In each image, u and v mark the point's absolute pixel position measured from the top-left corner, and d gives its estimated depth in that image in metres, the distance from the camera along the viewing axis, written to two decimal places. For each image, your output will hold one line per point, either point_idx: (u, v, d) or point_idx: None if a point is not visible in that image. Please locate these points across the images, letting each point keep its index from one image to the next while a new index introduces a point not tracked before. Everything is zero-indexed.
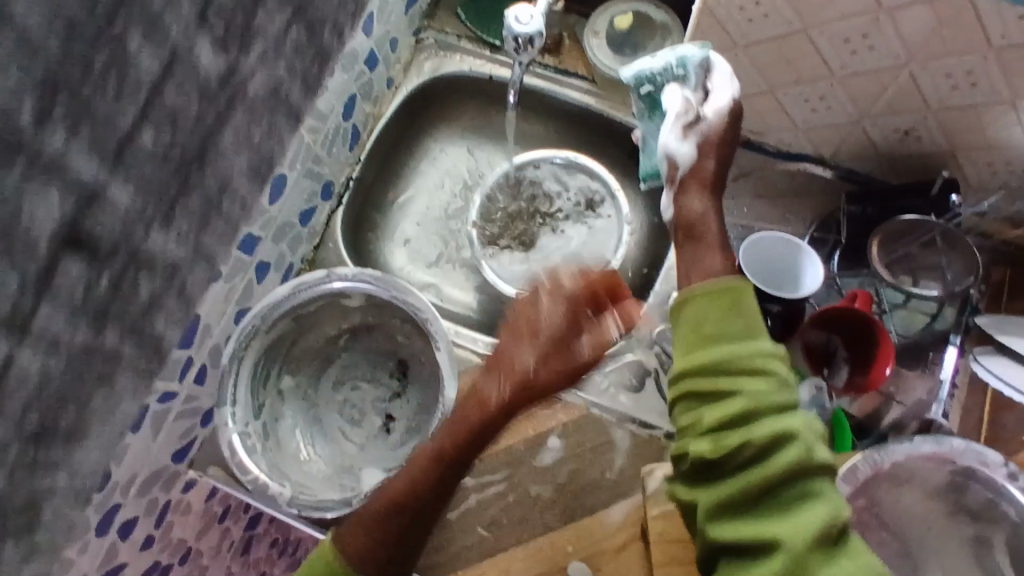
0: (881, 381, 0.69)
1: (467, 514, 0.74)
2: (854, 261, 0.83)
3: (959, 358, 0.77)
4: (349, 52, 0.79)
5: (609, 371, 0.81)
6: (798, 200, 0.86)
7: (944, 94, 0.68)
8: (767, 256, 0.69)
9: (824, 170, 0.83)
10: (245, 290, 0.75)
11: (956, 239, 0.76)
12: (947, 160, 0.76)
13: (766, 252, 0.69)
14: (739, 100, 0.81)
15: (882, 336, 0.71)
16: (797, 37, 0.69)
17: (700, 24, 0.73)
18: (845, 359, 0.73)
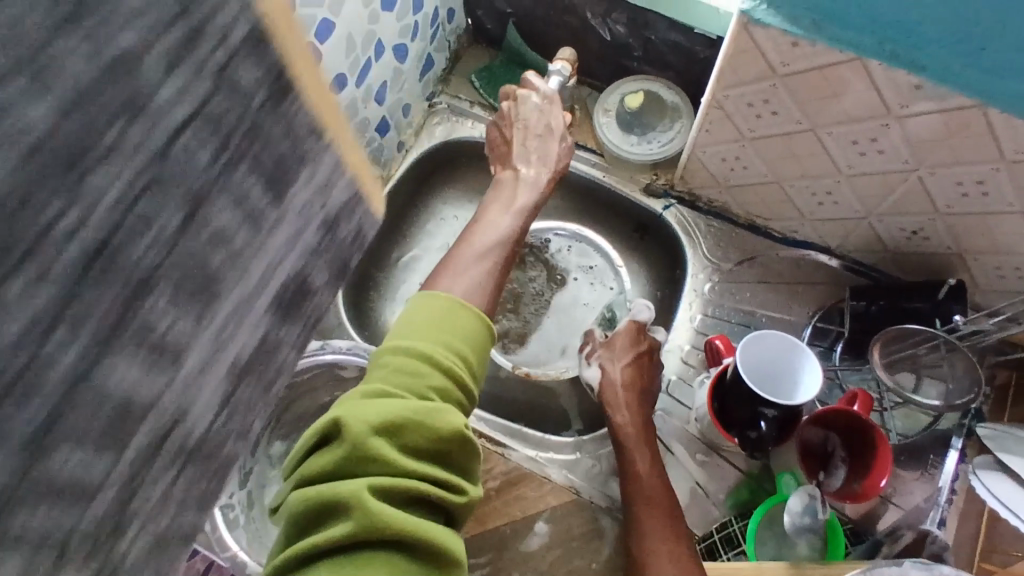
0: (875, 492, 0.67)
1: None
2: (857, 357, 0.79)
3: (959, 464, 0.75)
4: (360, 119, 0.79)
5: (600, 456, 0.80)
6: (802, 287, 0.85)
7: (952, 200, 0.67)
8: (754, 359, 0.68)
9: (831, 259, 0.83)
10: None
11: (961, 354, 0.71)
12: (954, 262, 0.74)
13: (757, 352, 0.68)
14: (746, 188, 0.80)
15: (880, 443, 0.69)
16: (805, 135, 0.69)
17: (708, 116, 0.73)
18: (843, 464, 0.71)
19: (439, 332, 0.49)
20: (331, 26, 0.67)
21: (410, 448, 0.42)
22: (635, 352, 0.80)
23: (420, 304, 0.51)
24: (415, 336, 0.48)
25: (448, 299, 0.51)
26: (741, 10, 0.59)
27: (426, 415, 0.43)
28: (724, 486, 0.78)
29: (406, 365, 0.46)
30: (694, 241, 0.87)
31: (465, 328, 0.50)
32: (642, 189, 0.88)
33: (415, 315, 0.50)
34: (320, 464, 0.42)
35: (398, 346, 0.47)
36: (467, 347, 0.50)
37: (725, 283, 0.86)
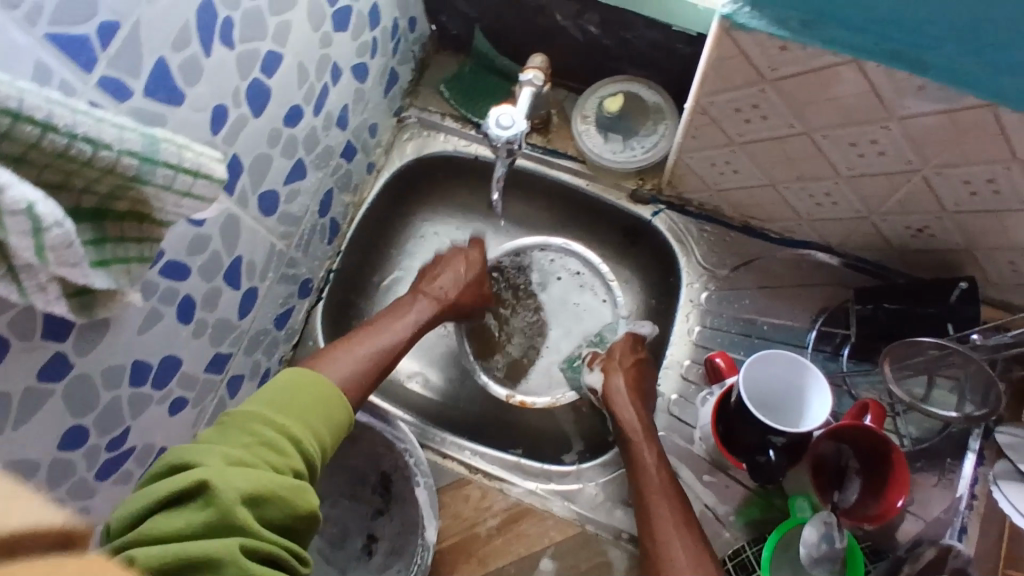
0: (893, 514, 0.64)
1: None
2: (865, 360, 0.76)
3: (977, 467, 0.72)
4: (322, 149, 0.74)
5: (603, 483, 0.76)
6: (803, 289, 0.80)
7: (960, 199, 0.63)
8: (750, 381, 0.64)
9: (831, 258, 0.79)
10: (217, 409, 0.72)
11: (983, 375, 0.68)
12: (964, 258, 0.70)
13: (760, 371, 0.64)
14: (738, 191, 0.76)
15: (897, 459, 0.65)
16: (798, 139, 0.64)
17: (694, 121, 0.68)
18: (856, 478, 0.68)
19: (309, 409, 0.56)
20: (279, 58, 0.62)
21: (263, 520, 0.46)
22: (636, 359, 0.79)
23: (298, 378, 0.58)
24: (289, 412, 0.55)
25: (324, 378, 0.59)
26: (722, 15, 0.54)
27: (285, 489, 0.48)
28: (733, 507, 0.74)
29: (270, 440, 0.51)
30: (686, 248, 0.82)
31: (337, 403, 0.58)
32: (628, 196, 0.84)
33: (285, 386, 0.57)
34: (166, 526, 0.43)
35: (269, 418, 0.53)
36: (341, 418, 0.58)
37: (722, 290, 0.81)
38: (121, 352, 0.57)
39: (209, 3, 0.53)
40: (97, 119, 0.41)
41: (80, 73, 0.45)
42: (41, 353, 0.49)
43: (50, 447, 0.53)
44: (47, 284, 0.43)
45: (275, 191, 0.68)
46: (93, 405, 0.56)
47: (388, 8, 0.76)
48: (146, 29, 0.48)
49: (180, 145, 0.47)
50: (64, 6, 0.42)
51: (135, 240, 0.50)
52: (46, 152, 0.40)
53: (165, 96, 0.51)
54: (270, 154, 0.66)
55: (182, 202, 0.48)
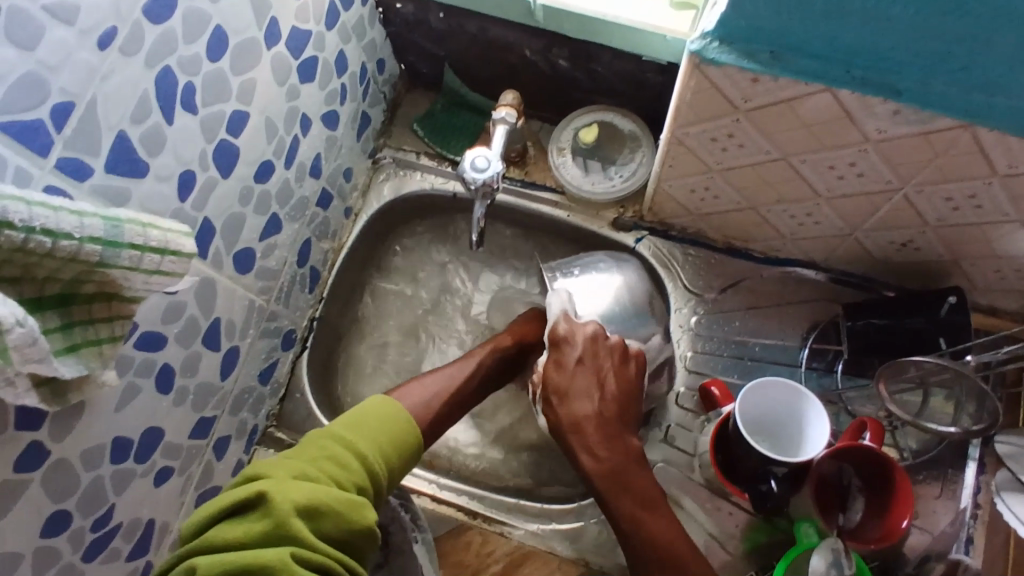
0: (899, 535, 0.64)
1: None
2: (858, 375, 0.76)
3: (979, 476, 0.73)
4: (297, 200, 0.73)
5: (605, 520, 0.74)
6: (791, 307, 0.80)
7: (943, 214, 0.62)
8: (767, 394, 0.64)
9: (817, 274, 0.79)
10: (205, 472, 0.70)
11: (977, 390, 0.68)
12: (950, 269, 0.70)
13: (792, 396, 0.63)
14: (719, 215, 0.75)
15: (900, 478, 0.65)
16: (776, 164, 0.63)
17: (670, 152, 0.67)
18: (859, 498, 0.68)
19: (373, 431, 0.57)
20: (244, 117, 0.61)
21: (322, 533, 0.47)
22: (588, 363, 0.65)
23: (371, 407, 0.59)
24: (352, 431, 0.56)
25: (404, 411, 0.60)
26: (691, 51, 0.53)
27: (344, 503, 0.49)
28: (737, 535, 0.73)
29: (337, 456, 0.53)
30: (672, 272, 0.82)
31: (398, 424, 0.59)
32: (610, 224, 0.83)
33: (354, 413, 0.58)
34: (228, 534, 0.45)
35: (337, 437, 0.55)
36: (409, 444, 0.59)
37: (712, 314, 0.81)
38: (99, 431, 0.55)
39: (170, 71, 0.51)
40: (56, 208, 0.40)
41: (35, 158, 0.43)
42: (15, 445, 0.48)
43: (30, 537, 0.51)
44: (15, 379, 0.41)
45: (250, 249, 0.67)
46: (74, 489, 0.54)
47: (355, 54, 0.76)
48: (103, 106, 0.47)
49: (145, 224, 0.45)
50: (15, 93, 0.41)
51: (106, 319, 0.48)
52: (4, 249, 0.38)
53: (129, 170, 0.50)
54: (242, 213, 0.64)
55: (152, 279, 0.47)
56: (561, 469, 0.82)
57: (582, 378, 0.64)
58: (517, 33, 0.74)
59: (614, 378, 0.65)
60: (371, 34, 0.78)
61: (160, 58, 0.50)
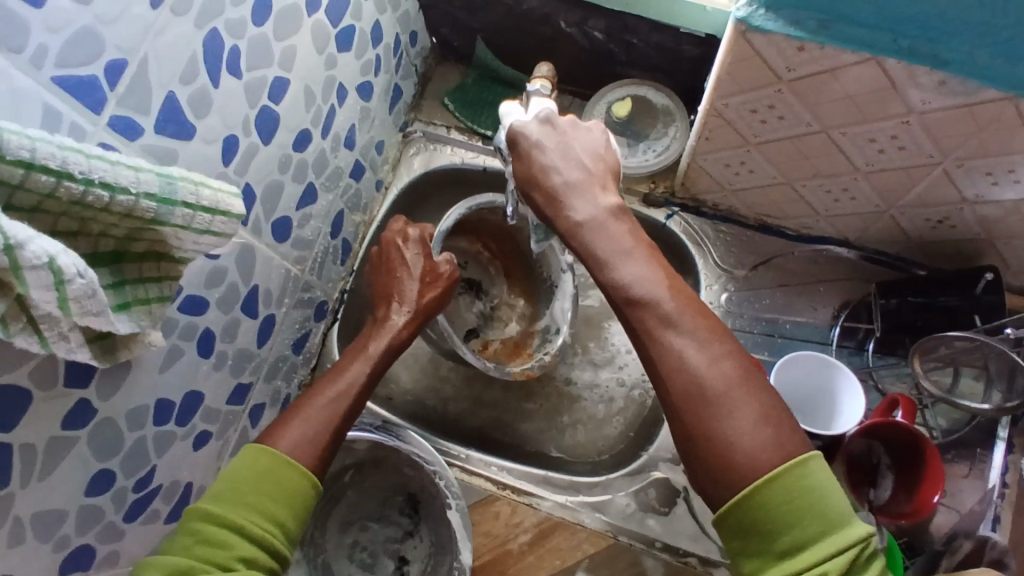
0: (930, 511, 0.63)
1: None
2: (890, 354, 0.75)
3: (1007, 456, 0.73)
4: (332, 170, 0.73)
5: (633, 492, 0.75)
6: (823, 285, 0.80)
7: (982, 189, 0.62)
8: (836, 408, 0.63)
9: (849, 252, 0.78)
10: (241, 439, 0.71)
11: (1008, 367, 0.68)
12: (985, 248, 0.70)
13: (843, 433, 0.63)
14: (753, 190, 0.75)
15: (930, 452, 0.65)
16: (816, 137, 0.63)
17: (708, 124, 0.67)
18: (888, 475, 0.68)
19: (262, 493, 0.53)
20: (285, 83, 0.61)
21: None
22: (616, 224, 0.56)
23: (253, 460, 0.54)
24: (224, 499, 0.52)
25: (280, 453, 0.55)
26: (736, 18, 0.53)
27: None
28: None
29: (213, 535, 0.51)
30: (703, 249, 0.81)
31: (290, 479, 0.54)
32: (641, 200, 0.83)
33: (229, 471, 0.54)
34: None
35: (211, 512, 0.52)
36: (302, 491, 0.55)
37: (742, 290, 0.80)
38: (143, 392, 0.55)
39: (217, 34, 0.52)
40: (113, 163, 0.40)
41: (90, 114, 0.44)
42: (64, 401, 0.48)
43: (77, 493, 0.52)
44: (68, 332, 0.42)
45: (288, 218, 0.67)
46: (118, 448, 0.55)
47: (390, 24, 0.76)
48: (154, 66, 0.47)
49: (197, 182, 0.46)
50: (72, 47, 0.42)
51: (155, 279, 0.49)
52: (64, 201, 0.39)
53: (176, 131, 0.51)
54: (281, 181, 0.65)
55: (202, 239, 0.47)
56: (589, 442, 0.83)
57: (600, 230, 0.56)
58: (553, 5, 0.74)
59: (652, 277, 0.52)
60: (406, 5, 0.78)
61: (208, 20, 0.50)
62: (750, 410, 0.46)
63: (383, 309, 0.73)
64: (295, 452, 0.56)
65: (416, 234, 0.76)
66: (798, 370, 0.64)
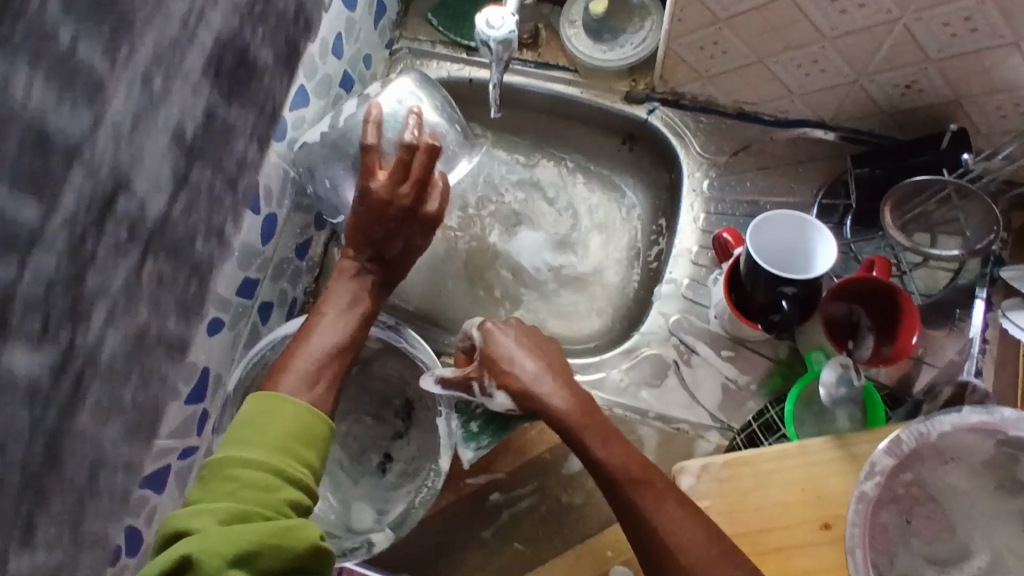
0: (909, 350, 0.66)
1: (503, 530, 0.75)
2: (868, 225, 0.78)
3: (987, 312, 0.75)
4: (322, 77, 0.77)
5: (628, 369, 0.79)
6: (802, 166, 0.82)
7: (942, 43, 0.65)
8: (814, 260, 0.66)
9: (826, 133, 0.81)
10: (252, 333, 0.75)
11: (973, 198, 0.72)
12: (953, 110, 0.72)
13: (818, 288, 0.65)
14: (727, 74, 0.78)
15: (904, 300, 0.68)
16: (780, 5, 0.66)
17: (678, 3, 0.70)
18: (869, 334, 0.70)
19: (290, 441, 0.54)
20: None
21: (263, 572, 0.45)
22: (532, 364, 0.67)
23: (271, 407, 0.55)
24: (254, 449, 0.52)
25: (298, 402, 0.57)
26: None
27: (279, 534, 0.46)
28: (755, 377, 0.77)
29: (247, 484, 0.50)
30: (684, 141, 0.84)
31: (311, 428, 0.56)
32: (623, 98, 0.86)
33: (246, 422, 0.54)
34: None
35: (241, 461, 0.51)
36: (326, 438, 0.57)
37: (723, 176, 0.83)
38: None
39: None
40: None
41: None
42: None
43: None
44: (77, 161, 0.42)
45: (282, 117, 0.71)
46: None
47: None
48: None
49: None
50: None
51: None
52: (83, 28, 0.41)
53: None
54: (273, 79, 0.68)
55: None
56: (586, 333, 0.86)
57: (528, 360, 0.67)
58: None
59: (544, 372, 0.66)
60: None
61: None
62: (674, 506, 0.56)
63: (365, 254, 0.69)
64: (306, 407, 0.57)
65: (434, 210, 0.69)
66: (783, 227, 0.66)
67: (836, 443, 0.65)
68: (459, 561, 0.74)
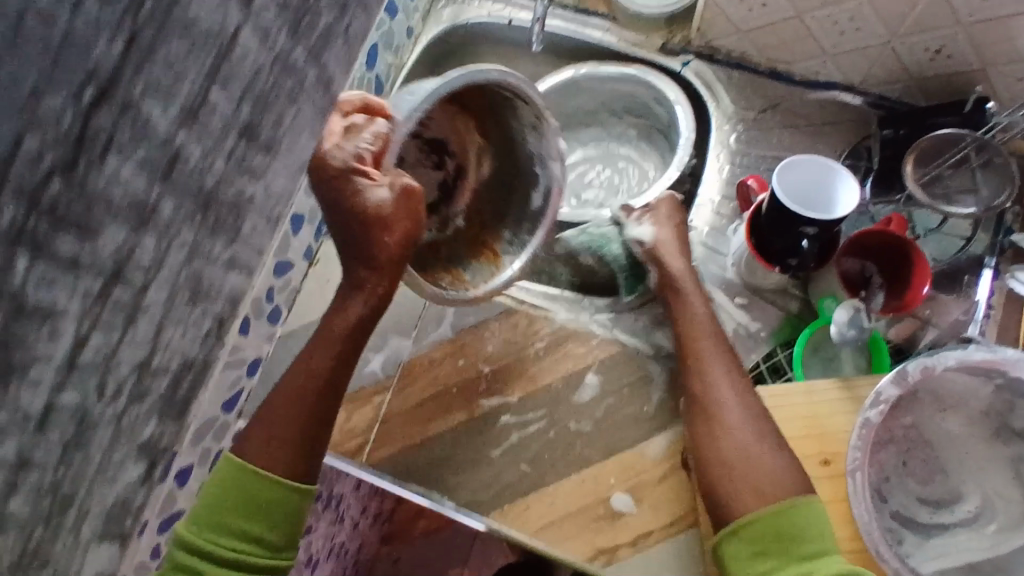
0: (919, 298, 0.69)
1: (511, 451, 0.76)
2: (886, 186, 0.81)
3: (994, 280, 0.78)
4: None
5: (639, 310, 0.82)
6: (828, 128, 0.85)
7: (974, 6, 0.67)
8: (834, 201, 0.69)
9: (853, 96, 0.83)
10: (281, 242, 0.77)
11: (992, 153, 0.75)
12: (977, 78, 0.74)
13: (836, 229, 0.68)
14: (763, 28, 0.80)
15: (916, 253, 0.70)
16: None
17: None
18: (879, 290, 0.73)
19: (244, 514, 0.57)
20: None
21: None
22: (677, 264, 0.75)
23: (226, 481, 0.58)
24: (208, 529, 0.57)
25: (250, 470, 0.58)
26: None
27: None
28: (767, 326, 0.78)
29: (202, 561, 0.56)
30: (715, 94, 0.87)
31: (266, 499, 0.58)
32: (658, 49, 0.89)
33: (208, 494, 0.58)
34: None
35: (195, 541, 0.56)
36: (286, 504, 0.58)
37: (751, 131, 0.85)
38: None
39: None
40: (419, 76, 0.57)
41: None
42: None
43: None
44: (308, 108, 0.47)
45: None
46: None
47: None
48: None
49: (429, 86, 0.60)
50: None
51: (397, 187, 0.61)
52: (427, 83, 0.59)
53: None
54: None
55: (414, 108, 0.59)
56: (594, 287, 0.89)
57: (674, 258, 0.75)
58: None
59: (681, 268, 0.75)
60: None
61: None
62: (747, 436, 0.62)
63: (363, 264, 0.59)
64: (264, 459, 0.58)
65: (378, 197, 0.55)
66: (804, 174, 0.69)
67: (841, 386, 0.68)
68: (465, 479, 0.76)
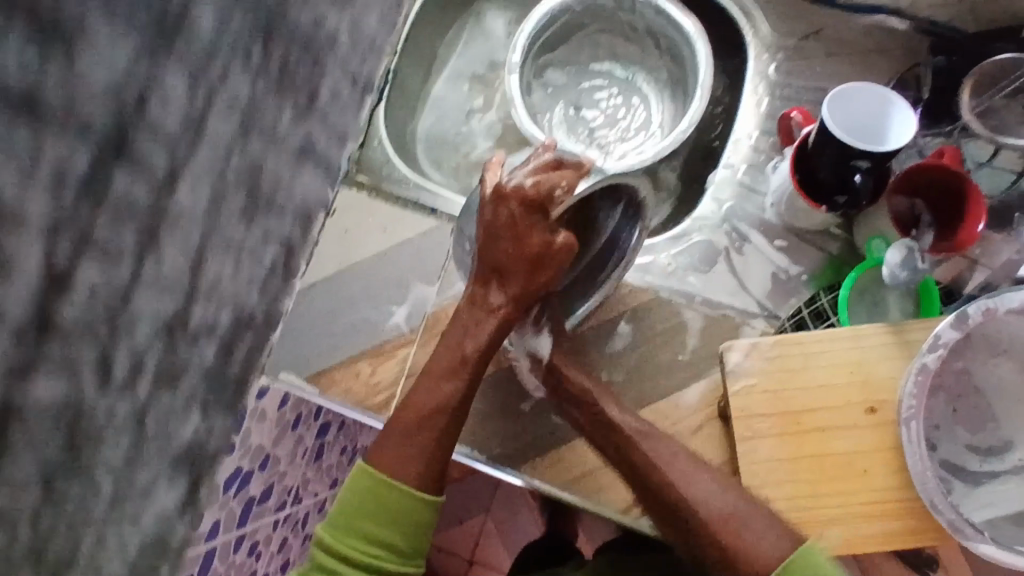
0: (973, 240, 0.64)
1: (542, 403, 0.74)
2: (937, 117, 0.76)
3: None
4: None
5: (676, 254, 0.78)
6: (876, 55, 0.78)
7: None
8: (889, 132, 0.65)
9: (902, 22, 0.77)
10: None
11: None
12: None
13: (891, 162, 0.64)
14: None
15: (974, 189, 0.66)
16: None
17: None
18: (929, 231, 0.69)
19: (379, 519, 0.59)
20: None
21: None
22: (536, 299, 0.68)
23: (362, 486, 0.60)
24: (346, 531, 0.59)
25: (382, 476, 0.59)
26: None
27: None
28: (808, 267, 0.75)
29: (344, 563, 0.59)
30: (753, 20, 0.81)
31: (406, 509, 0.59)
32: None
33: (345, 497, 0.60)
34: None
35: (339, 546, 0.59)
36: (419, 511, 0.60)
37: (792, 60, 0.80)
38: None
39: None
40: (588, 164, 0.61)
41: None
42: None
43: None
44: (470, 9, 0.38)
45: None
46: None
47: None
48: None
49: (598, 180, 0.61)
50: None
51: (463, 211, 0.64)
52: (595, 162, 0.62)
53: None
54: None
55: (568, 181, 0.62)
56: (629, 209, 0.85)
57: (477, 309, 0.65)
58: None
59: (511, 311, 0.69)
60: None
61: None
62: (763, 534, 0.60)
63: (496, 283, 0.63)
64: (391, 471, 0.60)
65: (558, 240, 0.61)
66: (853, 106, 0.65)
67: (891, 332, 0.64)
68: (496, 430, 0.74)
